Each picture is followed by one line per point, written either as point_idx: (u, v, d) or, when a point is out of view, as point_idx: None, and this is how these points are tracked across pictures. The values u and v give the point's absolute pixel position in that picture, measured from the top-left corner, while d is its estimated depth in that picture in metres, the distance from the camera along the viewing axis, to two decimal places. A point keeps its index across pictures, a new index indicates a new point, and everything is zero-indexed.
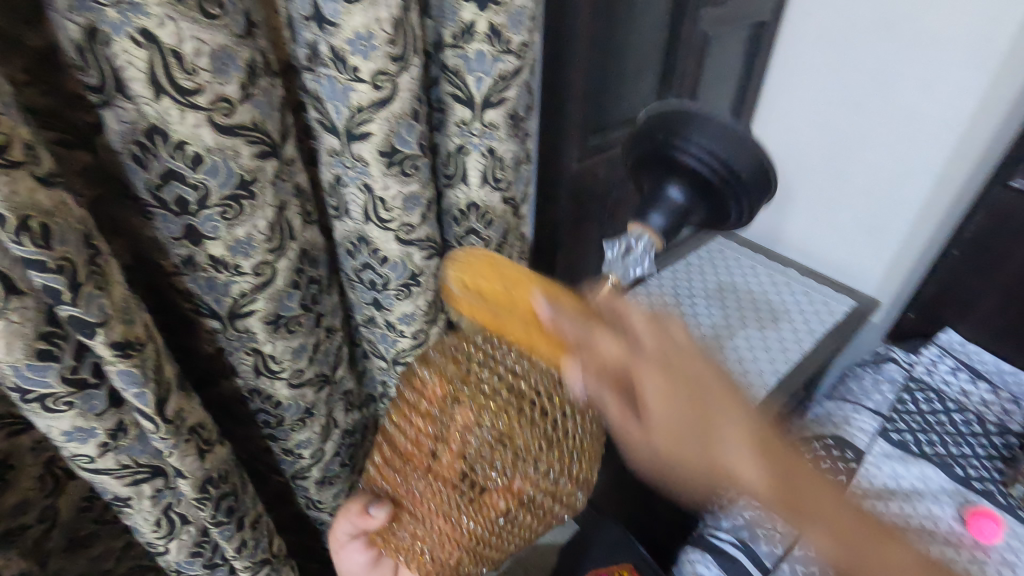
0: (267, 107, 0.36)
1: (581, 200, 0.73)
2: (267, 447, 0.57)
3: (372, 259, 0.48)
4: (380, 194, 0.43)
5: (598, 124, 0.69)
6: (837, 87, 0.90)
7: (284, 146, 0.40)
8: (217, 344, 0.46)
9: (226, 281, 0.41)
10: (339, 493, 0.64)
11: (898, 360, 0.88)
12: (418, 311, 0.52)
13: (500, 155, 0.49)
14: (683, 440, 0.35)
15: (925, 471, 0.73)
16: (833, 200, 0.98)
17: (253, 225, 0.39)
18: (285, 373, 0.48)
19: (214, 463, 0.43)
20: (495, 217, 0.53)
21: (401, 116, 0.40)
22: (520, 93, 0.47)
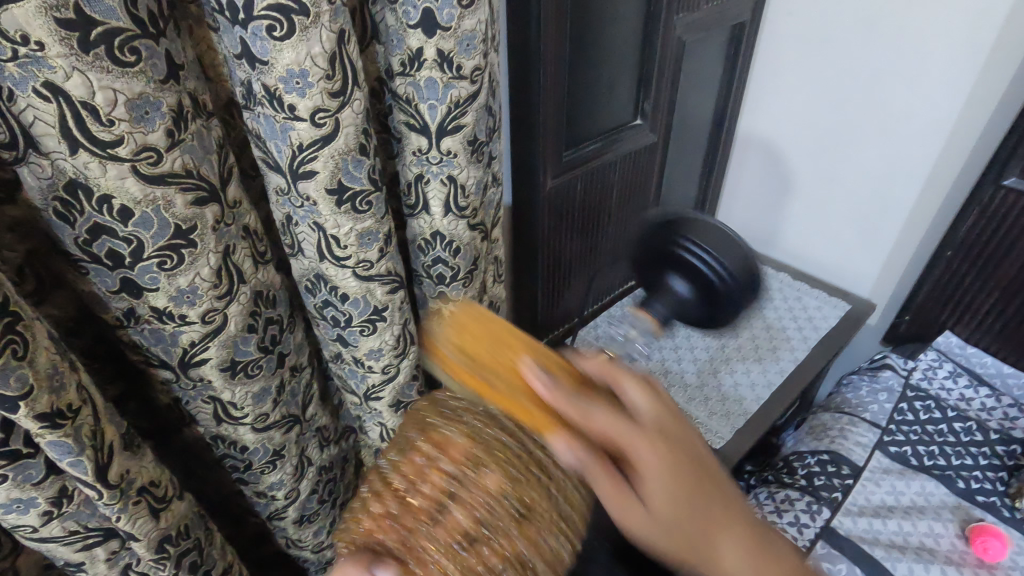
0: (200, 151, 0.34)
1: (559, 216, 0.71)
2: (239, 490, 0.55)
3: (332, 296, 0.46)
4: (332, 232, 0.41)
5: (573, 138, 0.67)
6: (823, 85, 0.88)
7: (226, 188, 0.38)
8: (173, 393, 0.44)
9: (174, 332, 0.39)
10: (320, 531, 0.62)
11: (896, 366, 0.84)
12: (386, 346, 0.50)
13: (461, 183, 0.47)
14: (690, 520, 0.34)
15: (925, 487, 0.71)
16: (825, 200, 0.96)
17: (196, 274, 0.37)
18: (247, 419, 0.47)
19: (172, 520, 0.41)
20: (462, 245, 0.51)
21: (347, 153, 0.38)
22: (478, 118, 0.45)
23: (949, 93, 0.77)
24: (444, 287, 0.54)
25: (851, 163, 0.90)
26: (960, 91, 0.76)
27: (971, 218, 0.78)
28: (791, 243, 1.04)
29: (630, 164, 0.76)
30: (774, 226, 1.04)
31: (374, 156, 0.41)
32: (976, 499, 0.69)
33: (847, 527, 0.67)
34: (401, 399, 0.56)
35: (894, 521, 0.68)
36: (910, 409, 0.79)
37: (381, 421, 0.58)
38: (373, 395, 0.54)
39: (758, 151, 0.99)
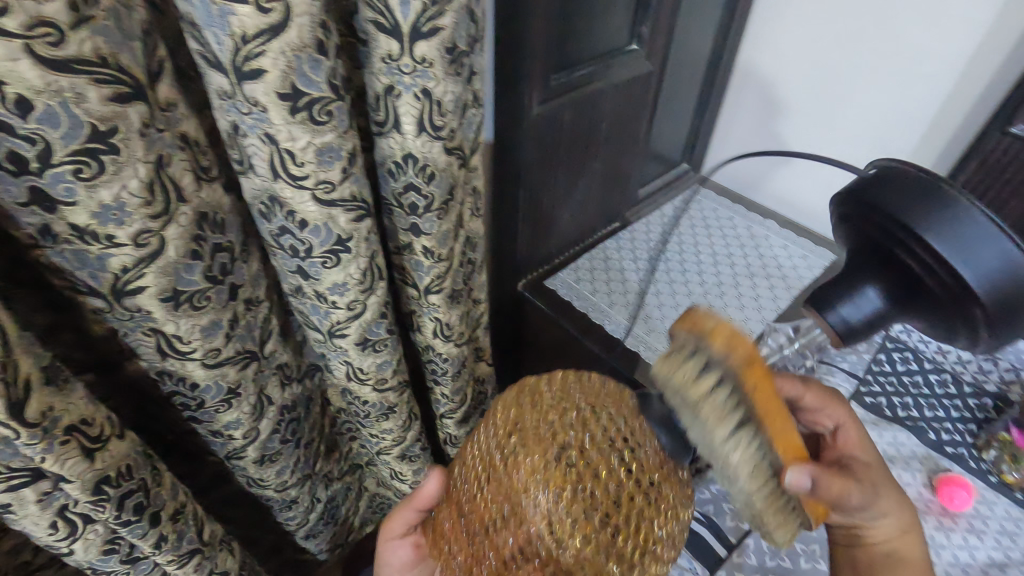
0: (118, 35, 0.28)
1: (545, 147, 0.65)
2: (193, 429, 0.51)
3: (288, 221, 0.41)
4: (286, 146, 0.36)
5: (563, 61, 0.61)
6: (831, 20, 0.82)
7: (155, 86, 0.32)
8: (107, 324, 0.39)
9: (101, 256, 0.34)
10: (283, 469, 0.60)
11: None
12: (351, 280, 0.46)
13: (437, 97, 0.41)
14: None
15: (897, 437, 0.71)
16: (820, 146, 0.92)
17: (121, 188, 0.31)
18: (196, 355, 0.42)
19: (109, 460, 0.38)
20: (437, 172, 0.46)
21: (299, 50, 0.32)
22: (457, 21, 0.39)
23: (965, 34, 0.72)
24: (416, 219, 0.49)
25: (847, 106, 0.86)
26: (978, 33, 0.71)
27: (967, 168, 0.75)
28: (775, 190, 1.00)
29: (622, 95, 0.71)
30: None
31: (335, 57, 0.35)
32: (945, 449, 0.70)
33: None
34: (368, 337, 0.52)
35: None
36: (887, 360, 0.79)
37: (347, 360, 0.54)
38: (338, 332, 0.51)
39: (756, 93, 0.95)
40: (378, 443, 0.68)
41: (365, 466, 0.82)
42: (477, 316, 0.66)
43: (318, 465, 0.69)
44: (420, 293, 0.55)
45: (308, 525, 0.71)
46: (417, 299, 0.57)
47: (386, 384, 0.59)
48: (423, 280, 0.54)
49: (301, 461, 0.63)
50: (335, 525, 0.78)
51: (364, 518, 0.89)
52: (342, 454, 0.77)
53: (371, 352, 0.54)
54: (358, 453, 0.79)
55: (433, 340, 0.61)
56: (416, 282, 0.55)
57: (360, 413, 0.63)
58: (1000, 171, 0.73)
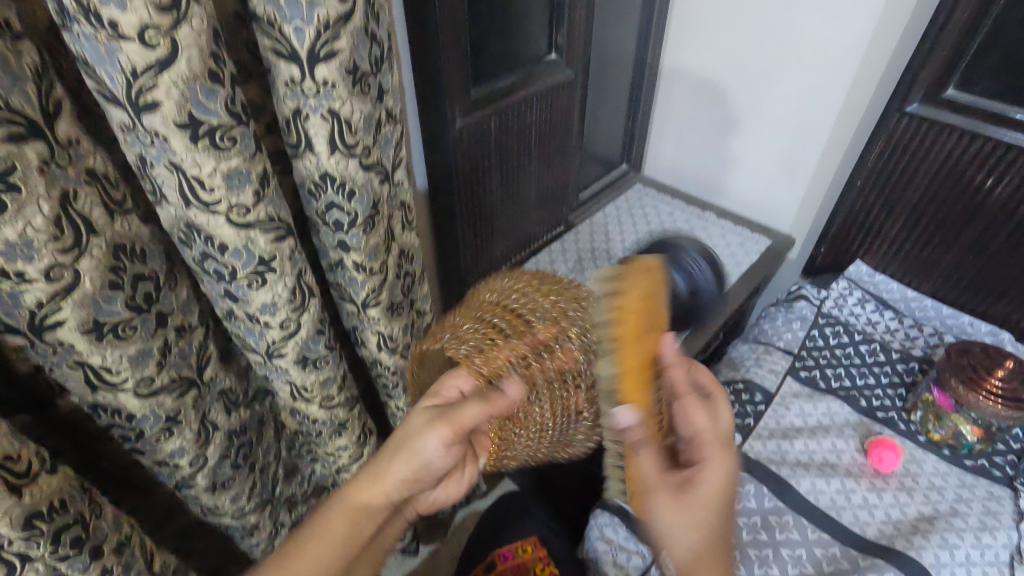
0: (7, 79, 0.30)
1: (473, 158, 0.68)
2: (138, 462, 0.52)
3: (208, 245, 0.42)
4: (193, 173, 0.37)
5: (482, 73, 0.63)
6: (741, 18, 0.87)
7: (54, 125, 0.33)
8: (34, 360, 0.40)
9: (16, 293, 0.35)
10: (238, 496, 0.60)
11: (810, 296, 0.88)
12: (280, 299, 0.47)
13: (344, 117, 0.43)
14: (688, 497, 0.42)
15: (831, 407, 0.75)
16: (748, 137, 0.97)
17: (28, 225, 0.32)
18: (128, 385, 0.43)
19: (38, 496, 0.38)
20: (356, 187, 0.47)
21: (191, 81, 0.33)
22: (355, 44, 0.41)
23: (861, 20, 0.76)
24: (342, 235, 0.50)
25: (766, 96, 0.91)
26: (872, 21, 0.76)
27: (877, 145, 0.79)
28: (713, 180, 1.05)
29: (548, 103, 0.74)
30: (698, 164, 1.05)
31: (233, 85, 0.36)
32: (877, 414, 0.74)
33: (756, 450, 0.70)
34: (306, 354, 0.53)
35: (801, 444, 0.71)
36: (820, 335, 0.82)
37: (290, 380, 0.55)
38: (275, 351, 0.51)
39: (684, 91, 0.99)
40: (336, 462, 0.70)
41: (332, 488, 0.82)
42: (423, 328, 0.68)
43: (277, 490, 0.69)
44: (359, 308, 0.57)
45: (273, 552, 0.71)
46: (357, 314, 0.58)
47: (332, 401, 0.59)
48: (355, 294, 0.55)
49: (257, 485, 0.63)
50: None
51: None
52: (304, 476, 0.77)
53: (313, 370, 0.55)
54: (321, 475, 0.79)
55: (378, 354, 0.62)
56: (351, 298, 0.56)
57: (313, 433, 0.64)
58: (906, 144, 0.77)
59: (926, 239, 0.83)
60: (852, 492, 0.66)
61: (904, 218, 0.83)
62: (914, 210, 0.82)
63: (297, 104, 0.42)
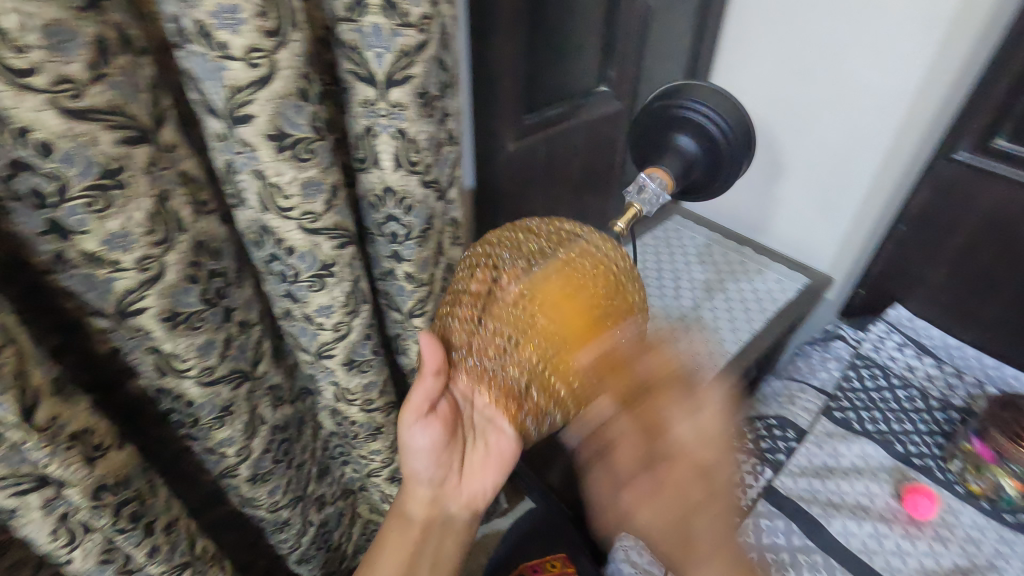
0: (128, 89, 0.33)
1: (520, 180, 0.70)
2: (189, 447, 0.54)
3: (278, 248, 0.45)
4: (274, 181, 0.40)
5: (535, 101, 0.67)
6: (787, 59, 0.88)
7: (160, 131, 0.37)
8: (112, 343, 0.43)
9: (109, 280, 0.38)
10: (275, 489, 0.63)
11: (846, 336, 0.89)
12: (336, 302, 0.50)
13: (411, 136, 0.46)
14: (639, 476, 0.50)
15: (864, 449, 0.74)
16: (787, 175, 0.97)
17: (129, 218, 0.36)
18: (192, 373, 0.46)
19: (107, 469, 0.41)
20: (414, 201, 0.50)
21: (284, 98, 0.37)
22: (428, 71, 0.44)
23: (909, 70, 0.78)
24: (397, 246, 0.53)
25: (807, 139, 0.92)
26: (920, 71, 0.77)
27: (922, 191, 0.80)
28: (749, 216, 1.06)
29: (595, 132, 0.76)
30: (735, 199, 1.06)
31: (317, 103, 0.40)
32: (914, 461, 0.72)
33: (786, 485, 0.70)
34: (353, 357, 0.56)
35: (832, 483, 0.70)
36: (856, 377, 0.81)
37: (335, 381, 0.58)
38: (325, 352, 0.54)
39: None
40: (367, 464, 0.72)
41: (359, 491, 0.84)
42: None
43: (310, 488, 0.71)
44: (404, 316, 0.59)
45: (300, 549, 0.73)
46: (401, 322, 0.60)
47: (372, 404, 0.62)
48: (403, 303, 0.58)
49: (293, 480, 0.66)
50: (329, 551, 0.79)
51: (358, 545, 0.89)
52: (334, 478, 0.79)
53: (357, 372, 0.57)
54: (351, 477, 0.81)
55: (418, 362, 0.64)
56: (398, 307, 0.59)
57: (349, 434, 0.66)
58: (952, 191, 0.77)
59: (970, 288, 0.82)
60: (883, 538, 0.65)
61: (947, 266, 0.83)
62: (958, 258, 0.81)
63: (369, 122, 0.45)
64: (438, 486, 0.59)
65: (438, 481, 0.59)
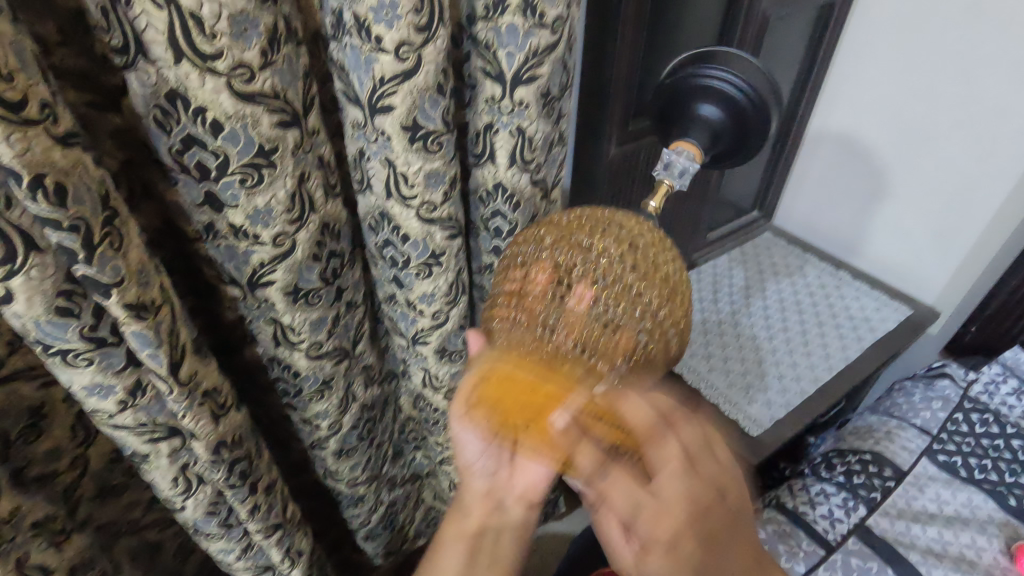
0: (288, 76, 0.36)
1: (618, 185, 0.70)
2: (287, 416, 0.58)
3: (394, 235, 0.47)
4: (402, 170, 0.42)
5: (641, 106, 0.66)
6: (912, 75, 0.83)
7: (307, 116, 0.39)
8: (238, 311, 0.46)
9: (247, 252, 0.41)
10: (356, 465, 0.65)
11: (953, 375, 0.82)
12: (439, 291, 0.51)
13: (529, 135, 0.47)
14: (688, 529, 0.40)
15: (971, 498, 0.69)
16: (899, 198, 0.92)
17: (273, 196, 0.38)
18: (304, 346, 0.49)
19: (226, 427, 0.44)
20: (522, 199, 0.51)
21: (424, 91, 0.38)
22: (553, 72, 0.45)
23: None
24: (500, 242, 0.54)
25: (924, 158, 0.86)
26: None
27: None
28: (850, 237, 1.01)
29: None
30: (834, 219, 1.01)
31: (450, 98, 0.41)
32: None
33: (882, 526, 0.67)
34: (446, 346, 0.57)
35: (934, 530, 0.66)
36: (964, 421, 0.76)
37: (425, 367, 0.59)
38: (421, 338, 0.56)
39: (828, 144, 0.97)
40: (441, 453, 0.73)
41: (426, 478, 0.86)
42: None
43: (385, 468, 0.74)
44: None
45: (370, 526, 0.76)
46: None
47: (456, 394, 0.63)
48: None
49: (372, 458, 0.68)
50: (393, 531, 0.82)
51: (418, 530, 0.91)
52: (405, 461, 0.81)
53: (447, 361, 0.59)
54: (420, 463, 0.83)
55: None
56: None
57: (429, 421, 0.68)
58: None
59: None
60: None
61: None
62: None
63: (491, 118, 0.46)
64: (494, 479, 0.50)
65: (493, 472, 0.50)
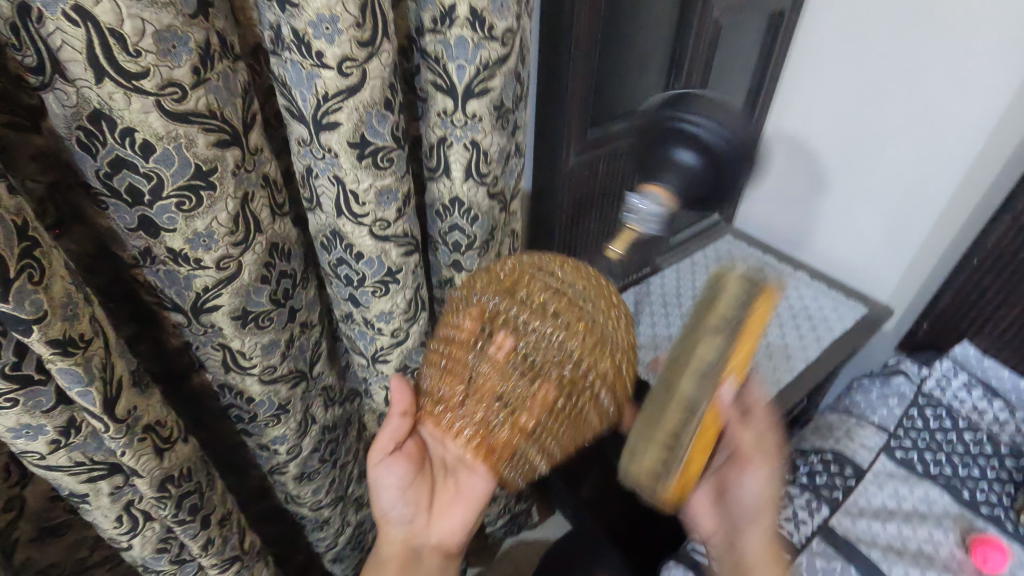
0: (225, 93, 0.34)
1: (578, 193, 0.70)
2: (243, 442, 0.55)
3: (348, 253, 0.45)
4: (351, 188, 0.40)
5: (598, 115, 0.66)
6: (858, 83, 0.87)
7: (248, 134, 0.38)
8: (184, 337, 0.44)
9: (189, 277, 0.39)
10: (319, 488, 0.63)
11: (908, 372, 0.85)
12: (397, 309, 0.50)
13: (484, 148, 0.46)
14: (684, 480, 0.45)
15: (928, 494, 0.71)
16: (851, 201, 0.95)
17: (214, 219, 0.37)
18: (256, 372, 0.47)
19: (173, 461, 0.42)
20: (479, 212, 0.50)
21: (370, 107, 0.37)
22: (506, 84, 0.44)
23: (990, 96, 0.75)
24: (458, 255, 0.53)
25: (874, 163, 0.89)
26: (1002, 99, 0.74)
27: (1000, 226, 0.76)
28: (808, 240, 1.04)
29: None
30: (792, 222, 1.05)
31: (399, 113, 0.40)
32: (982, 510, 0.69)
33: (843, 526, 0.68)
34: (407, 363, 0.55)
35: (893, 526, 0.68)
36: (919, 417, 0.78)
37: (387, 385, 0.58)
38: (380, 356, 0.54)
39: (784, 149, 1.00)
40: None
41: None
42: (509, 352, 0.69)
43: (350, 489, 0.71)
44: None
45: (336, 548, 0.73)
46: None
47: None
48: None
49: (336, 479, 0.66)
50: (362, 552, 0.79)
51: None
52: None
53: (409, 378, 0.57)
54: None
55: None
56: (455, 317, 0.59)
57: None
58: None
59: None
60: None
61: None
62: None
63: (444, 131, 0.45)
64: (412, 526, 0.51)
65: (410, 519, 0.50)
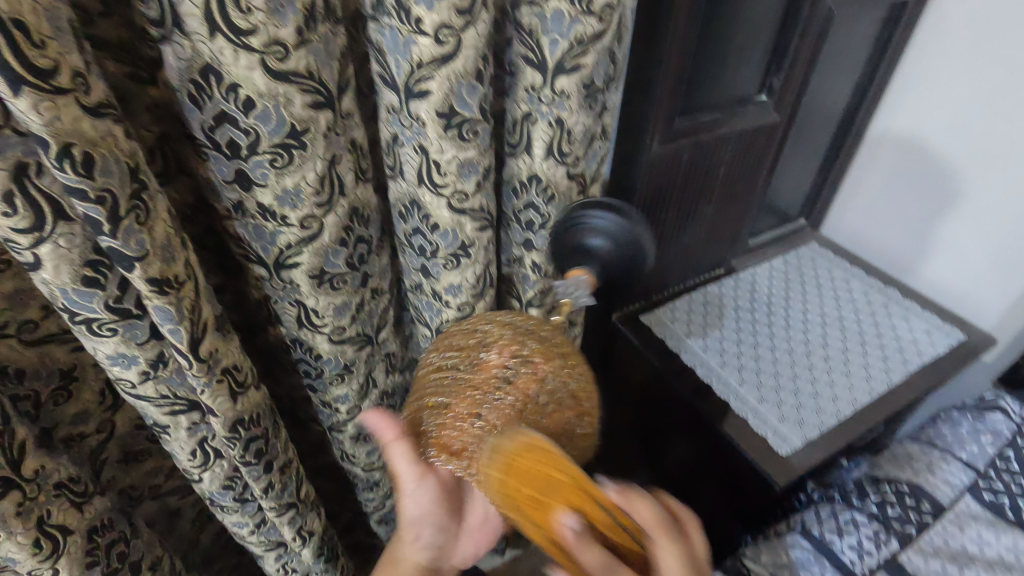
0: (325, 55, 0.35)
1: (656, 185, 0.67)
2: (308, 397, 0.58)
3: (424, 223, 0.46)
4: (435, 158, 0.41)
5: (689, 104, 0.63)
6: (984, 87, 0.79)
7: (342, 98, 0.38)
8: (265, 291, 0.46)
9: (274, 233, 0.41)
10: (373, 451, 0.65)
11: (1008, 410, 0.78)
12: (465, 283, 0.50)
13: (569, 127, 0.45)
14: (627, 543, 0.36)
15: (1018, 543, 0.65)
16: (960, 214, 0.86)
17: (302, 177, 0.38)
18: (327, 330, 0.48)
19: (245, 405, 0.44)
20: (556, 193, 0.49)
21: (461, 76, 0.37)
22: (598, 62, 0.43)
23: None
24: (531, 236, 0.52)
25: (993, 173, 0.81)
26: None
27: None
28: (903, 255, 0.96)
29: (743, 145, 0.71)
30: (887, 234, 0.97)
31: (488, 85, 0.40)
32: None
33: (914, 564, 0.63)
34: None
35: (972, 572, 0.62)
36: (1013, 459, 0.72)
37: None
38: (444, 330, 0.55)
39: (887, 155, 0.93)
40: None
41: None
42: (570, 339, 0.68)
43: None
44: (522, 306, 0.58)
45: (383, 511, 0.75)
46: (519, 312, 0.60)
47: None
48: (528, 295, 0.57)
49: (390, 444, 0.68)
50: None
51: None
52: None
53: None
54: None
55: None
56: (521, 299, 0.58)
57: None
58: None
59: None
60: None
61: None
62: None
63: (530, 107, 0.45)
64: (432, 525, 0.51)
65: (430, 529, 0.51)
